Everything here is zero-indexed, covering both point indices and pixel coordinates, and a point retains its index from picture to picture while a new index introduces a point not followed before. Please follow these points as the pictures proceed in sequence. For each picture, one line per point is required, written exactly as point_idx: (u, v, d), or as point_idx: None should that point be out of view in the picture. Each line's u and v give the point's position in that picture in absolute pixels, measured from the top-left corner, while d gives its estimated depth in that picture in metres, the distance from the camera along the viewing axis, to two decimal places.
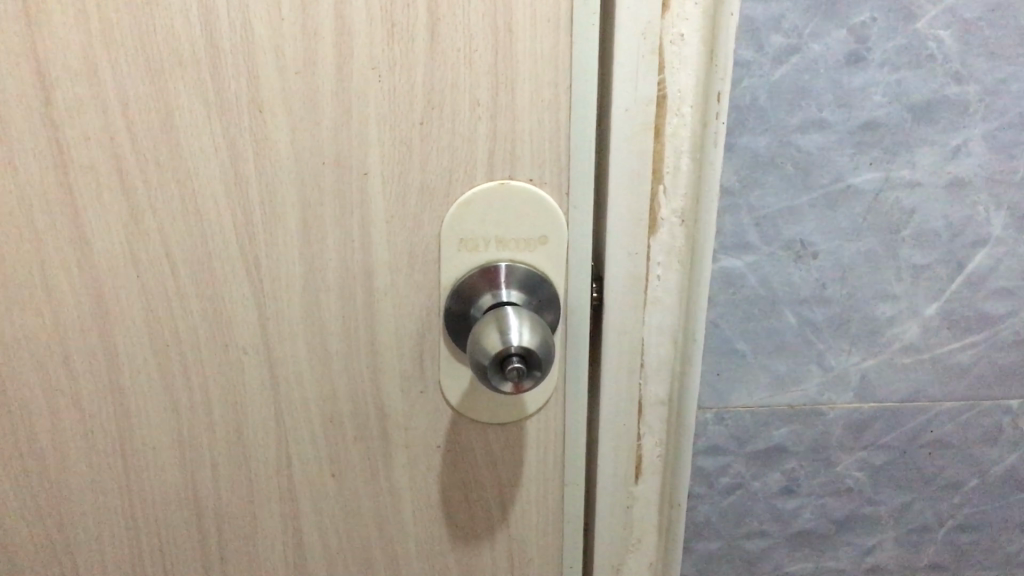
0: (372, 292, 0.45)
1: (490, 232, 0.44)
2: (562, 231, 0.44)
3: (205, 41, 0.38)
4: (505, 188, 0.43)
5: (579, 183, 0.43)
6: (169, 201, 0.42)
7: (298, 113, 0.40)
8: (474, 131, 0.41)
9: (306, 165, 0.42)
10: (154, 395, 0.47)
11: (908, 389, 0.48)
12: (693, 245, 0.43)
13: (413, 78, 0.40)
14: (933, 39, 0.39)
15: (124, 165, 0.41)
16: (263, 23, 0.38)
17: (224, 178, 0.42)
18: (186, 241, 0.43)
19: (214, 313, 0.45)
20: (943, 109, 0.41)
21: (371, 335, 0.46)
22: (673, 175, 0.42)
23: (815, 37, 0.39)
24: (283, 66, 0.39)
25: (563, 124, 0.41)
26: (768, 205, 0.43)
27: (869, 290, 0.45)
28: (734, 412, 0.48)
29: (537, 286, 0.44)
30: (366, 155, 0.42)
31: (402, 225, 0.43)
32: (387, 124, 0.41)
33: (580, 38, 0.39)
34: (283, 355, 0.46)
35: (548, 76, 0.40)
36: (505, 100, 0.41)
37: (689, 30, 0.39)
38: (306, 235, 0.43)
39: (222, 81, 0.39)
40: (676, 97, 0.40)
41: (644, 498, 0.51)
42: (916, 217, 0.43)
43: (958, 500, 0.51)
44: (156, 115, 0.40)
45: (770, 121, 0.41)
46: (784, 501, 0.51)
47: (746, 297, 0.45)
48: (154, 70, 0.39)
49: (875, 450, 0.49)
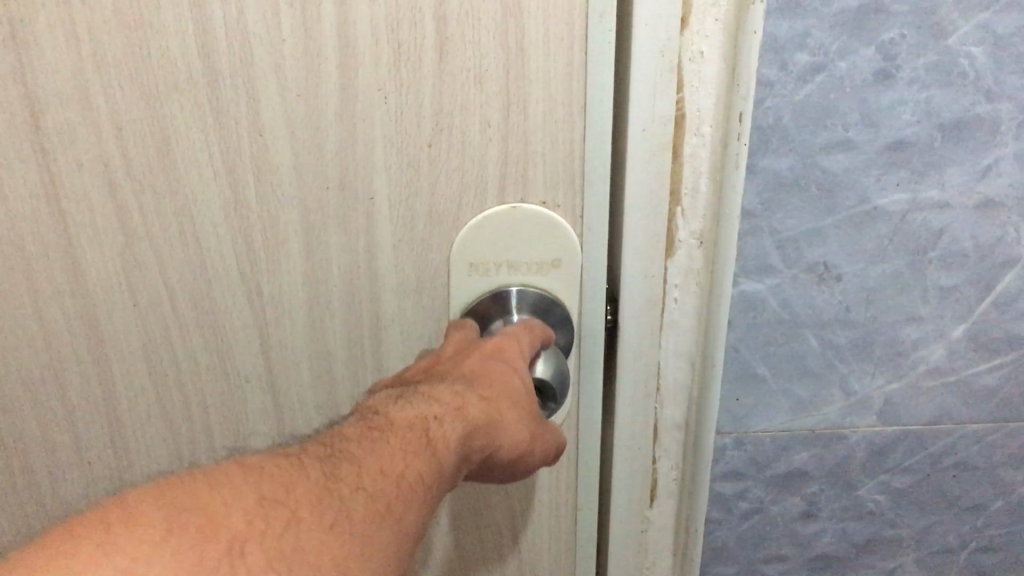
0: (379, 318, 0.43)
1: (501, 257, 0.41)
2: (577, 255, 0.41)
3: (201, 62, 0.36)
4: (517, 213, 0.40)
5: (593, 207, 0.40)
6: (166, 229, 0.40)
7: (299, 138, 0.38)
8: (485, 154, 0.39)
9: (309, 190, 0.39)
10: (154, 426, 0.45)
11: (933, 411, 0.46)
12: (712, 269, 0.42)
13: (421, 99, 0.37)
14: (965, 55, 0.37)
15: (119, 193, 0.39)
16: (263, 43, 0.35)
17: (223, 205, 0.39)
18: (184, 270, 0.41)
19: (215, 342, 0.43)
20: (974, 127, 0.39)
21: (378, 364, 0.44)
22: (692, 197, 0.40)
23: (841, 54, 0.37)
24: (285, 89, 0.36)
25: (578, 146, 0.39)
26: (791, 228, 0.41)
27: (895, 312, 0.43)
28: (754, 436, 0.47)
29: (549, 310, 0.42)
30: (372, 180, 0.39)
31: (410, 251, 0.41)
32: (395, 146, 0.38)
33: (596, 58, 0.37)
34: (286, 383, 0.45)
35: (563, 96, 0.37)
36: (518, 120, 0.38)
37: (710, 47, 0.37)
38: (310, 262, 0.41)
39: (220, 104, 0.37)
40: (695, 116, 0.39)
41: (659, 522, 0.50)
42: (944, 238, 0.41)
43: (982, 522, 0.50)
44: (152, 140, 0.38)
45: (793, 142, 0.39)
46: (804, 525, 0.50)
47: (767, 321, 0.43)
48: (149, 93, 0.36)
49: (898, 473, 0.48)
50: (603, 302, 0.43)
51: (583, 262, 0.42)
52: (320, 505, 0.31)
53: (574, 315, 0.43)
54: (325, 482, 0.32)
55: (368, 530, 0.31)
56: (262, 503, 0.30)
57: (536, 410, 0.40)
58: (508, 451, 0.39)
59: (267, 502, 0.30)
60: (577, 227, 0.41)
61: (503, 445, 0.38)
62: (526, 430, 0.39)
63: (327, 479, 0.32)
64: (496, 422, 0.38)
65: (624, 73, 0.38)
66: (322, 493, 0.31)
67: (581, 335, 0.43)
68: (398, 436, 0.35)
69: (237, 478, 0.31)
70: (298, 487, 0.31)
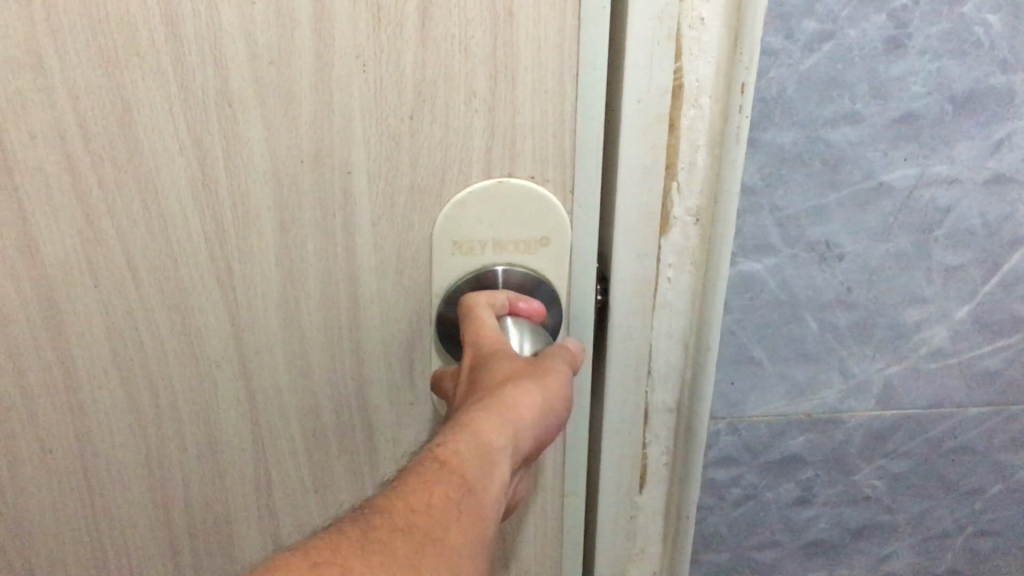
0: (357, 300, 0.40)
1: (487, 234, 0.39)
2: (567, 233, 0.39)
3: (164, 26, 0.33)
4: (505, 188, 0.37)
5: (584, 182, 0.38)
6: (129, 206, 0.37)
7: (272, 108, 0.35)
8: (470, 125, 0.36)
9: (283, 164, 0.36)
10: (118, 414, 0.43)
11: (933, 394, 0.45)
12: (708, 248, 0.39)
13: (402, 68, 0.34)
14: (979, 24, 0.35)
15: (78, 167, 0.36)
16: (232, 6, 0.33)
17: (191, 179, 0.36)
18: (150, 249, 0.38)
19: (183, 325, 0.40)
20: (987, 99, 0.37)
21: (356, 348, 0.42)
22: (688, 172, 0.38)
23: (851, 21, 0.35)
24: (255, 55, 0.34)
25: (569, 117, 0.36)
26: (793, 205, 0.39)
27: (898, 294, 0.41)
28: (748, 421, 0.45)
29: (536, 292, 0.40)
30: (349, 153, 0.36)
31: (390, 229, 0.38)
32: (374, 117, 0.35)
33: (590, 22, 0.34)
34: (260, 368, 0.42)
35: (553, 63, 0.35)
36: (505, 90, 0.35)
37: (711, 12, 0.35)
38: (284, 240, 0.38)
39: (185, 72, 0.34)
40: (694, 86, 0.36)
41: (649, 506, 0.48)
42: (951, 215, 0.40)
43: (979, 506, 0.49)
44: (111, 109, 0.35)
45: (797, 114, 0.37)
46: (799, 511, 0.49)
47: (766, 303, 0.41)
48: (108, 59, 0.34)
49: (895, 458, 0.47)
50: (594, 282, 0.41)
51: (572, 239, 0.39)
52: (365, 554, 0.29)
53: (563, 296, 0.40)
54: (363, 533, 0.30)
55: (416, 562, 0.29)
56: (314, 567, 0.28)
57: (546, 375, 0.35)
58: (542, 424, 0.35)
59: (317, 564, 0.29)
60: (566, 203, 0.38)
61: (529, 425, 0.34)
62: (545, 399, 0.34)
63: (366, 530, 0.30)
64: (507, 408, 0.33)
65: (618, 39, 0.35)
66: (363, 543, 0.29)
67: (570, 315, 0.41)
68: (415, 472, 0.32)
69: (288, 555, 0.29)
70: (341, 544, 0.29)
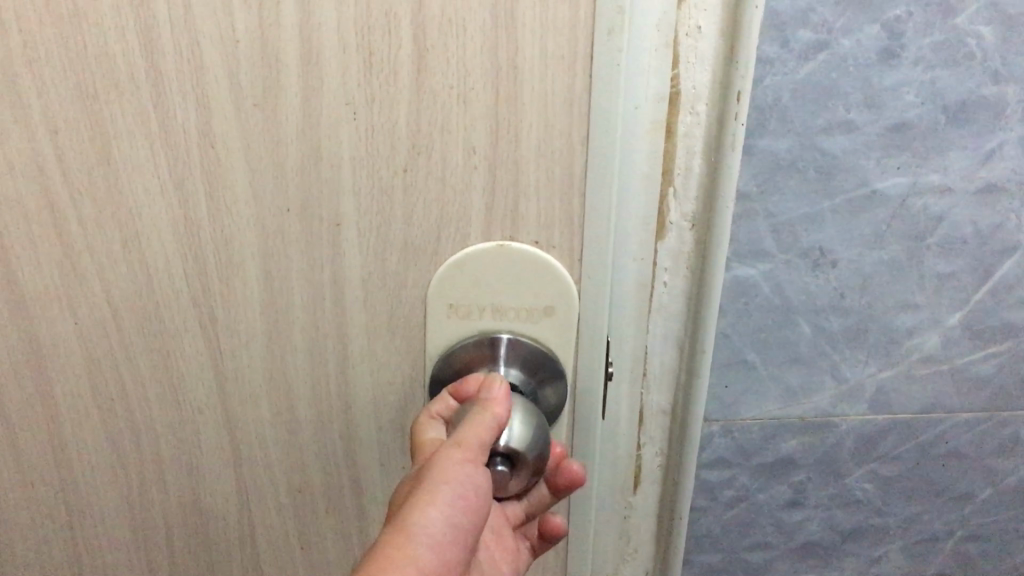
0: (345, 354, 0.39)
1: (486, 299, 0.37)
2: (572, 301, 0.37)
3: (145, 61, 0.32)
4: (506, 251, 0.36)
5: (593, 249, 0.36)
6: (109, 241, 0.36)
7: (256, 150, 0.34)
8: (467, 184, 0.35)
9: (268, 210, 0.35)
10: (98, 446, 0.42)
11: (924, 400, 0.45)
12: (703, 253, 0.40)
13: (396, 118, 0.33)
14: (973, 36, 0.36)
15: (59, 200, 0.35)
16: (215, 45, 0.32)
17: (172, 217, 0.36)
18: (128, 283, 0.37)
19: (162, 364, 0.39)
20: (979, 110, 0.38)
21: (346, 405, 0.40)
22: (685, 177, 0.38)
23: (845, 32, 0.36)
24: (239, 97, 0.33)
25: (575, 184, 0.35)
26: (787, 212, 0.39)
27: (890, 300, 0.42)
28: (741, 424, 0.46)
29: (538, 360, 0.38)
30: (339, 204, 0.35)
31: (382, 286, 0.37)
32: (364, 169, 0.34)
33: (602, 84, 0.32)
34: (243, 418, 0.41)
35: (560, 123, 0.33)
36: (506, 147, 0.34)
37: (708, 22, 0.35)
38: (271, 294, 0.37)
39: (166, 113, 0.33)
40: (690, 94, 0.36)
41: (642, 508, 0.48)
42: (943, 224, 0.40)
43: (969, 510, 0.49)
44: (90, 142, 0.34)
45: (792, 122, 0.37)
46: (790, 514, 0.49)
47: (760, 307, 0.42)
48: (86, 92, 0.33)
49: (886, 462, 0.47)
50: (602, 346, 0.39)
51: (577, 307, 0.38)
52: None
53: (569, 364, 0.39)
54: None
55: None
56: None
57: (441, 469, 0.32)
58: (449, 545, 0.31)
59: None
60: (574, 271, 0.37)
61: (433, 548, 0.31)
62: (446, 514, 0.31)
63: None
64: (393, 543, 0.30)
65: None
66: None
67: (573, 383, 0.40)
68: None
69: None
70: None
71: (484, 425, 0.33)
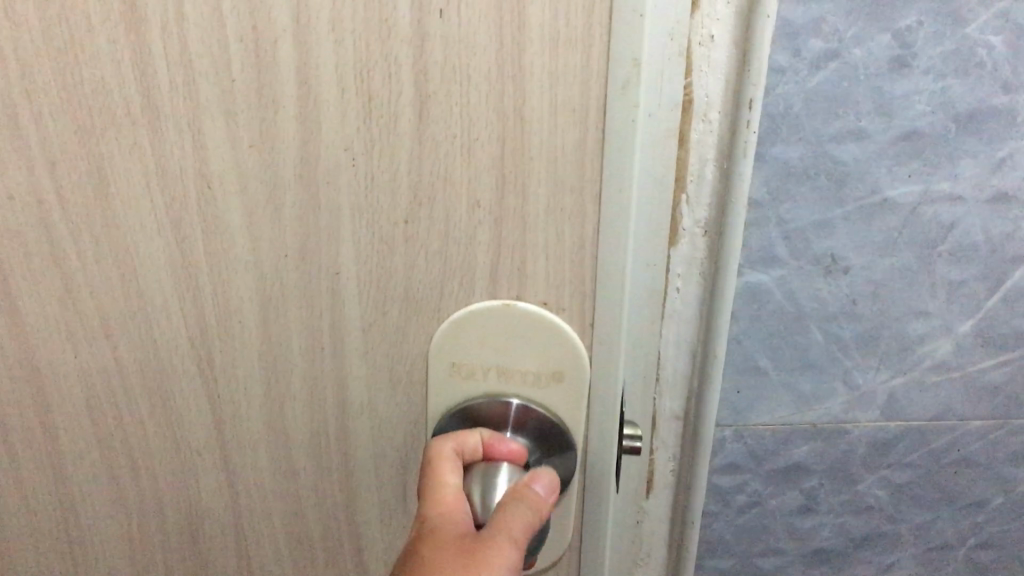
0: (345, 414, 0.35)
1: (490, 360, 0.32)
2: (584, 370, 0.32)
3: (141, 95, 0.29)
4: (512, 312, 0.31)
5: (604, 318, 0.31)
6: (107, 281, 0.33)
7: (253, 194, 0.30)
8: (473, 240, 0.30)
9: (266, 258, 0.31)
10: (101, 489, 0.39)
11: (936, 407, 0.46)
12: (715, 259, 0.40)
13: (397, 166, 0.29)
14: (983, 45, 0.36)
15: (54, 236, 0.32)
16: (211, 83, 0.28)
17: (169, 261, 0.32)
18: (126, 325, 0.34)
19: (163, 413, 0.36)
20: (990, 119, 0.38)
21: (346, 463, 0.36)
22: (697, 184, 0.39)
23: (857, 41, 0.36)
24: (236, 138, 0.29)
25: (589, 242, 0.30)
26: (799, 219, 0.40)
27: (901, 307, 0.42)
28: (753, 429, 0.46)
29: (545, 434, 0.33)
30: (338, 253, 0.31)
31: (383, 345, 0.33)
32: (364, 219, 0.30)
33: (615, 134, 0.27)
34: (242, 465, 0.37)
35: (573, 179, 0.28)
36: (514, 204, 0.29)
37: (721, 31, 0.36)
38: (270, 344, 0.33)
39: (162, 150, 0.30)
40: (703, 102, 0.37)
41: (655, 512, 0.48)
42: (954, 231, 0.40)
43: (980, 518, 0.50)
44: (88, 179, 0.31)
45: (803, 131, 0.38)
46: (803, 519, 0.49)
47: (772, 313, 0.42)
48: (84, 126, 0.30)
49: (898, 469, 0.48)
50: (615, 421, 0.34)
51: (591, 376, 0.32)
52: None
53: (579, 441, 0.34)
54: None
55: None
56: None
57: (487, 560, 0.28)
58: None
59: None
60: (586, 337, 0.32)
61: None
62: None
63: None
64: None
65: None
66: None
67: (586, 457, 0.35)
68: None
69: None
70: None
71: (524, 518, 0.29)
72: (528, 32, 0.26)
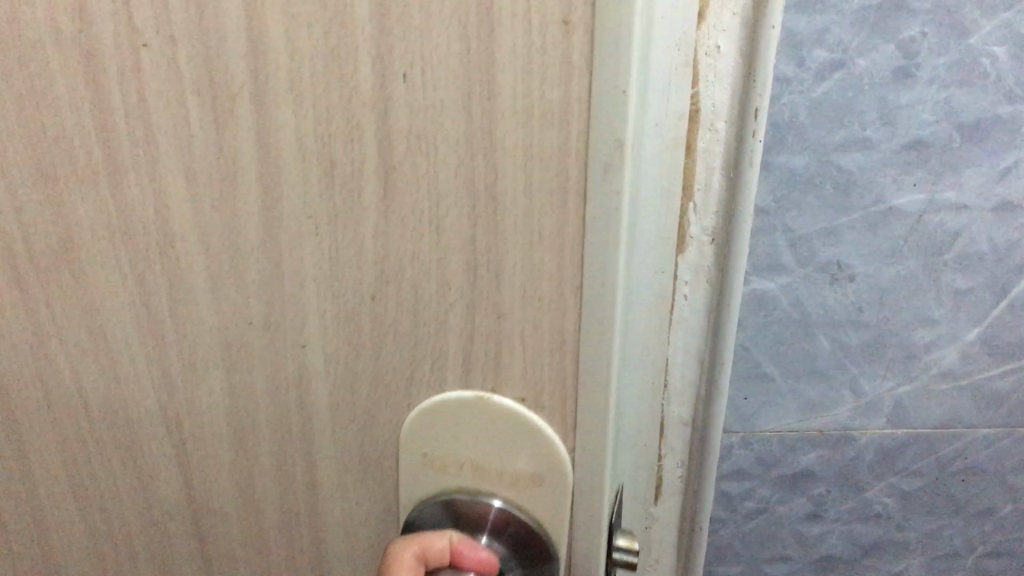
0: (317, 492, 0.33)
1: (465, 452, 0.30)
2: (565, 476, 0.29)
3: (102, 148, 0.28)
4: (488, 405, 0.29)
5: (590, 416, 0.28)
6: (76, 334, 0.32)
7: (218, 253, 0.29)
8: (443, 323, 0.28)
9: (233, 322, 0.30)
10: (76, 543, 0.38)
11: (943, 415, 0.46)
12: (723, 267, 0.40)
13: (361, 240, 0.27)
14: (986, 56, 0.37)
15: (24, 284, 0.32)
16: (171, 137, 0.28)
17: (137, 314, 0.31)
18: (96, 379, 0.33)
19: (134, 473, 0.35)
20: (994, 129, 0.38)
21: (316, 545, 0.34)
22: (705, 192, 0.39)
23: (861, 52, 0.37)
24: (199, 198, 0.28)
25: (568, 340, 0.27)
26: (804, 226, 0.41)
27: (907, 315, 0.43)
28: (761, 435, 0.46)
29: (520, 537, 0.30)
30: (305, 324, 0.30)
31: (353, 422, 0.31)
32: (331, 292, 0.29)
33: (594, 217, 0.25)
34: (214, 537, 0.36)
35: (550, 263, 0.26)
36: (486, 288, 0.27)
37: (727, 42, 0.36)
38: (243, 400, 0.32)
39: (125, 200, 0.29)
40: (710, 111, 0.37)
41: (663, 518, 0.48)
42: (960, 240, 0.41)
43: (989, 526, 0.50)
44: (55, 231, 0.31)
45: (809, 140, 0.38)
46: (810, 526, 0.50)
47: (779, 320, 0.43)
48: (49, 176, 0.30)
49: (906, 477, 0.48)
50: (605, 529, 0.30)
51: (574, 481, 0.29)
52: None
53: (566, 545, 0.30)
54: None
55: None
56: None
57: None
58: None
59: None
60: (568, 441, 0.29)
61: None
62: None
63: None
64: None
65: None
66: None
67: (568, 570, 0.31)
68: None
69: None
70: None
71: None
72: (497, 101, 0.24)
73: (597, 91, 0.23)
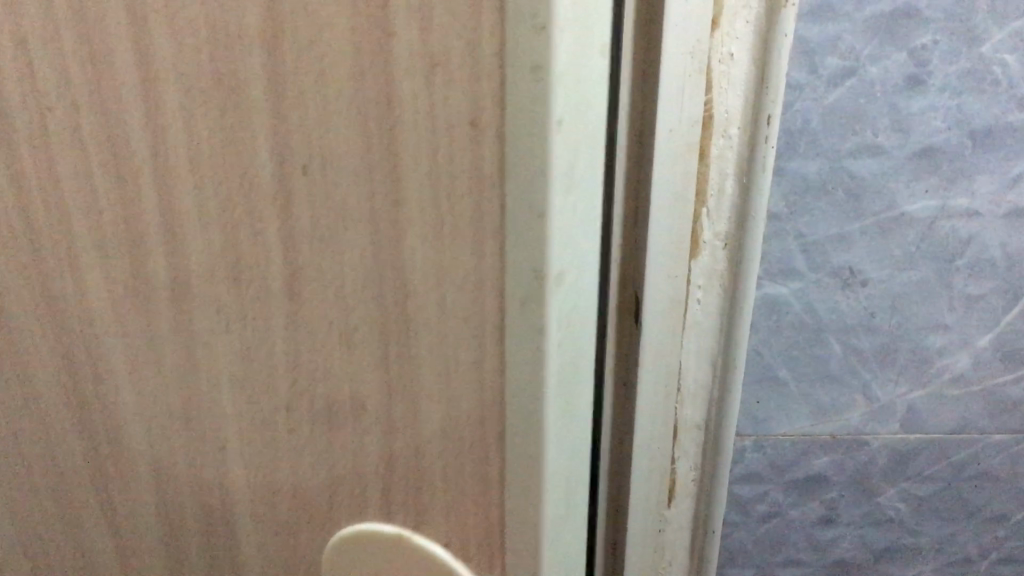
0: (299, 493, 0.33)
1: None
2: None
3: (104, 131, 0.30)
4: (406, 544, 0.29)
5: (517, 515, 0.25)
6: (104, 295, 0.34)
7: (201, 236, 0.30)
8: (373, 351, 0.27)
9: (217, 307, 0.31)
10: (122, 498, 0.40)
11: (956, 420, 0.47)
12: (736, 271, 0.41)
13: (299, 246, 0.27)
14: (999, 63, 0.37)
15: (70, 245, 0.34)
16: (148, 123, 0.29)
17: (145, 285, 0.33)
18: (122, 339, 0.35)
19: (162, 435, 0.36)
20: (1006, 136, 0.39)
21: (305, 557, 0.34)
22: (718, 198, 0.39)
23: (872, 59, 0.37)
24: (178, 181, 0.29)
25: (490, 424, 0.25)
26: (817, 232, 0.41)
27: (919, 321, 0.43)
28: (773, 439, 0.47)
29: None
30: (276, 319, 0.29)
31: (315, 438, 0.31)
32: (293, 299, 0.28)
33: (511, 294, 0.23)
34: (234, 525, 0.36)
35: (465, 323, 0.25)
36: (409, 325, 0.26)
37: (740, 49, 0.36)
38: (245, 429, 0.33)
39: (129, 178, 0.31)
40: (723, 118, 0.37)
41: (676, 520, 0.48)
42: (972, 246, 0.41)
43: (1002, 533, 0.50)
44: (85, 202, 0.33)
45: (821, 146, 0.39)
46: (823, 531, 0.50)
47: (790, 324, 0.43)
48: (75, 152, 0.32)
49: (918, 481, 0.48)
50: None
51: None
52: None
53: None
54: None
55: None
56: None
57: None
58: None
59: None
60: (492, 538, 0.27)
61: None
62: None
63: None
64: None
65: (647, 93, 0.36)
66: None
67: None
68: None
69: None
70: None
71: None
72: (400, 121, 0.23)
73: (510, 160, 0.21)
